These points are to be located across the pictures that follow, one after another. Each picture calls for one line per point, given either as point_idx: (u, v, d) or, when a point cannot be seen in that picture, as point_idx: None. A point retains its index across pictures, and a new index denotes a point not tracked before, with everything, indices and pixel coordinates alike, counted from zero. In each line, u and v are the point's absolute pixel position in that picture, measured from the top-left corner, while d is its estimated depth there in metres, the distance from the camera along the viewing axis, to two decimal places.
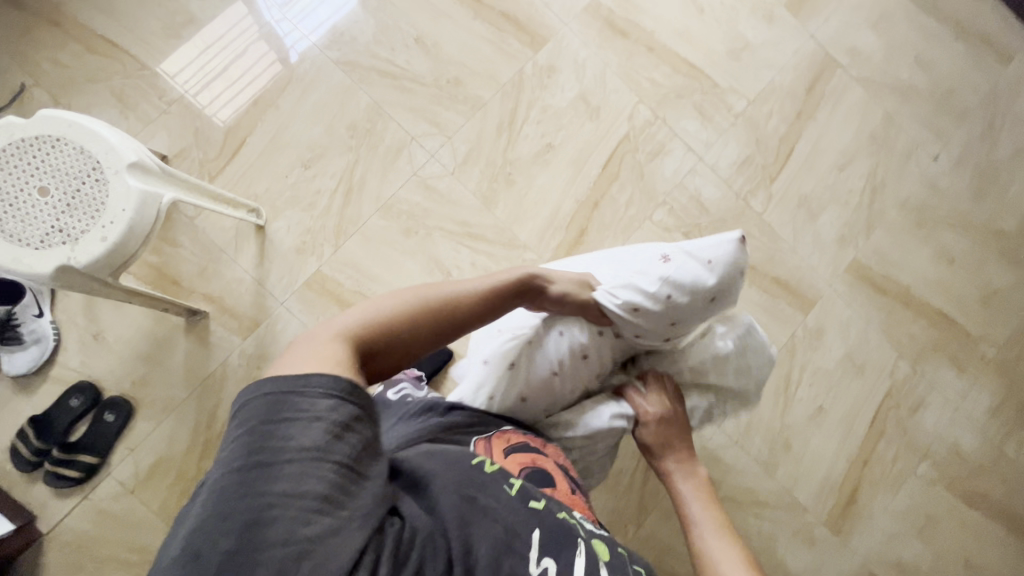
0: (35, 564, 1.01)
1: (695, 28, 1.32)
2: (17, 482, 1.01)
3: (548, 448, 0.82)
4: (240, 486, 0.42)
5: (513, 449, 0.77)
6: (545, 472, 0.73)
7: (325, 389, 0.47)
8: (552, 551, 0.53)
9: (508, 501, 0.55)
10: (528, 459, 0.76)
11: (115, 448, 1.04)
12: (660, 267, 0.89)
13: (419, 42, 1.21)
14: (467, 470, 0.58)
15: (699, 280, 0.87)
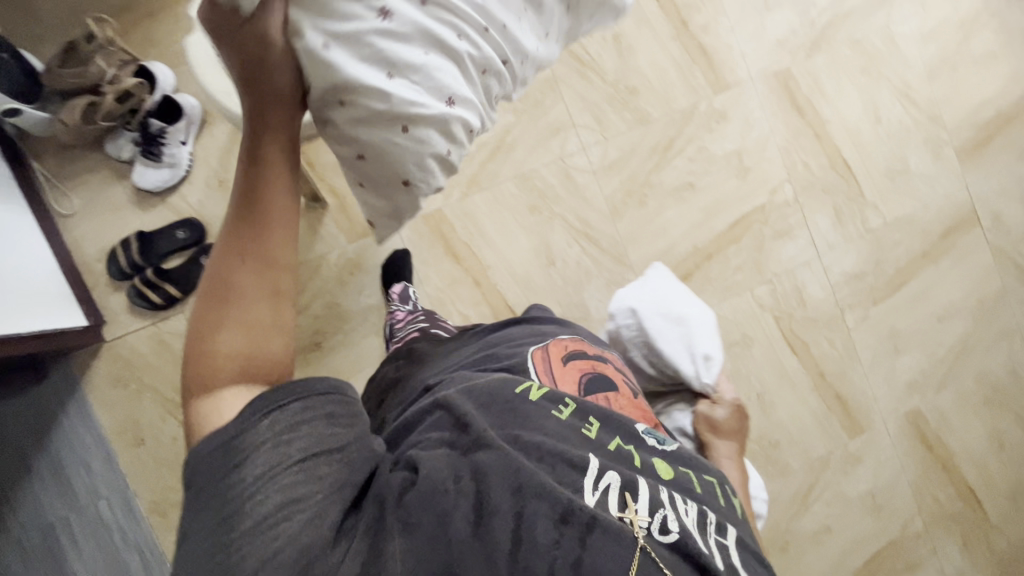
0: (84, 365, 1.03)
1: (866, 134, 1.32)
2: (99, 285, 1.03)
3: (607, 355, 0.87)
4: (218, 541, 0.45)
5: (572, 355, 0.81)
6: (605, 377, 0.79)
7: (257, 413, 0.48)
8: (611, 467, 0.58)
9: (552, 431, 0.60)
10: (587, 364, 0.81)
11: (197, 290, 1.07)
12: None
13: (616, 39, 1.21)
14: (509, 402, 0.64)
15: None
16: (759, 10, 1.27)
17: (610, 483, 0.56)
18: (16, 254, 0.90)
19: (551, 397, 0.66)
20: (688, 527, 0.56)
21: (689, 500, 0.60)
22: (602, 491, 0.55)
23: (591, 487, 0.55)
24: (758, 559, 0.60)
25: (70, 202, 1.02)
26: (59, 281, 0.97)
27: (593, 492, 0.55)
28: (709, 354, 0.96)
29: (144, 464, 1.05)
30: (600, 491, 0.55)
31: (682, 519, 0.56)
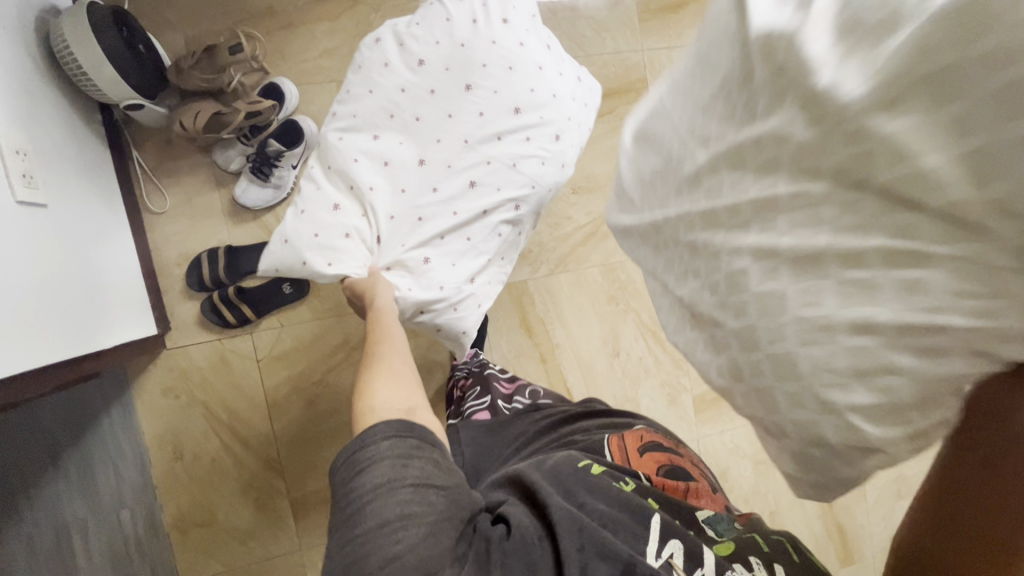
0: (141, 367, 1.00)
1: None
2: (174, 290, 0.99)
3: (681, 448, 0.78)
4: (342, 535, 0.49)
5: (647, 447, 0.74)
6: (682, 471, 0.71)
7: (382, 434, 0.53)
8: (676, 535, 0.56)
9: (613, 493, 0.59)
10: (664, 456, 0.73)
11: (268, 316, 1.03)
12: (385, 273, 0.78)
13: None
14: (573, 471, 0.62)
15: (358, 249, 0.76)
16: None
17: (674, 553, 0.54)
18: (112, 257, 0.86)
19: (611, 472, 0.64)
20: None
21: (756, 560, 0.57)
22: (667, 560, 0.54)
23: (655, 555, 0.54)
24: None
25: (162, 199, 0.98)
26: (140, 284, 0.93)
27: (657, 558, 0.53)
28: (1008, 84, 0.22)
29: (179, 478, 1.03)
30: (665, 558, 0.54)
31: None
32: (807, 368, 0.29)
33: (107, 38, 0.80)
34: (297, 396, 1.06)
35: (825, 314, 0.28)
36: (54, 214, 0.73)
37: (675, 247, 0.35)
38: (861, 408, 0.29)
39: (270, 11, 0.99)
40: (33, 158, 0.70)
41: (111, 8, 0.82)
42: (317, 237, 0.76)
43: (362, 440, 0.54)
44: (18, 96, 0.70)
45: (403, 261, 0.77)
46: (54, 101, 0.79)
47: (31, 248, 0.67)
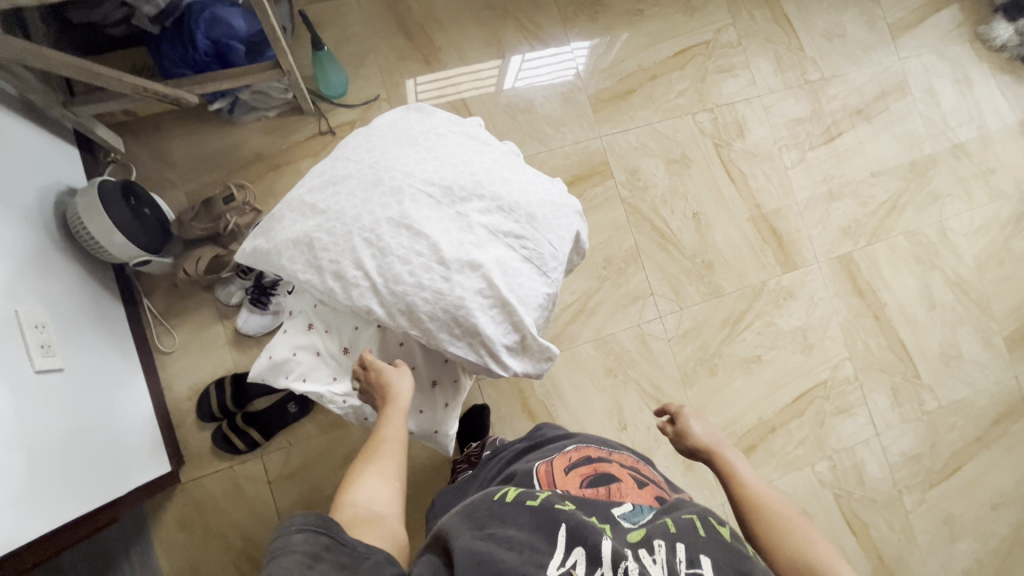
0: (158, 504, 1.02)
1: (922, 318, 1.39)
2: (187, 423, 1.04)
3: (614, 454, 0.77)
4: None
5: (573, 465, 0.73)
6: (609, 475, 0.70)
7: (300, 525, 0.48)
8: (579, 541, 0.53)
9: (522, 519, 0.56)
10: (589, 468, 0.72)
11: (276, 436, 1.07)
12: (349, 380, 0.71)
13: (696, 217, 1.30)
14: (486, 508, 0.59)
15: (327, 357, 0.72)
16: (826, 199, 1.37)
17: (577, 560, 0.52)
18: (126, 404, 0.91)
19: (527, 493, 0.61)
20: None
21: (661, 542, 0.55)
22: (569, 568, 0.51)
23: (557, 565, 0.51)
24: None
25: (171, 338, 1.05)
26: (153, 425, 0.98)
27: (558, 567, 0.51)
28: (579, 233, 0.77)
29: None
30: (566, 568, 0.51)
31: (646, 568, 0.51)
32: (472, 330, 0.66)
33: (116, 210, 0.90)
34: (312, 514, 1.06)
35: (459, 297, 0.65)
36: (71, 374, 0.80)
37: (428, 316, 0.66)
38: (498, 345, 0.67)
39: (259, 156, 1.11)
40: (51, 329, 0.78)
41: (118, 183, 0.93)
42: (294, 354, 0.71)
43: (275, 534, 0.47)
44: (37, 273, 0.79)
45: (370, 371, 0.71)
46: (72, 272, 0.89)
47: (51, 411, 0.73)
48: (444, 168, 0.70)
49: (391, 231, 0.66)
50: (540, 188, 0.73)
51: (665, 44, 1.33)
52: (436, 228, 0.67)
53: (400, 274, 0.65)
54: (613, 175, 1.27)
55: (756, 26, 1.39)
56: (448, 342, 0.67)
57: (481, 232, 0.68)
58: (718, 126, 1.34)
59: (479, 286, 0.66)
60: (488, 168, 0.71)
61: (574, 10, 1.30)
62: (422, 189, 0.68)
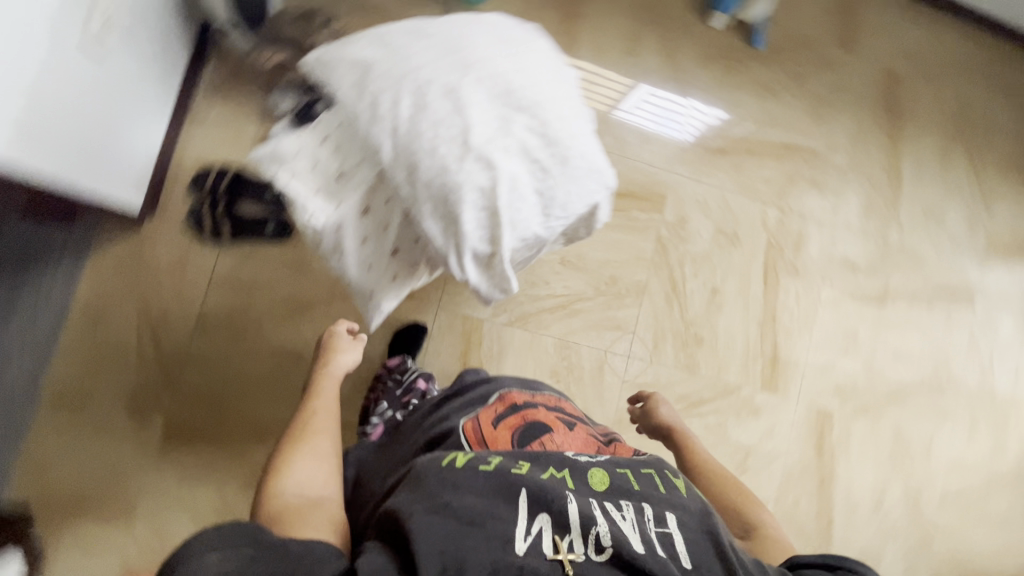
0: (109, 238, 1.05)
1: (862, 512, 1.33)
2: (177, 186, 1.08)
3: (537, 397, 0.83)
4: None
5: (501, 415, 0.77)
6: (537, 426, 0.76)
7: (210, 544, 0.45)
8: (545, 508, 0.53)
9: (478, 486, 0.54)
10: (515, 418, 0.76)
11: (241, 244, 1.09)
12: (324, 205, 0.72)
13: (712, 292, 1.28)
14: (435, 470, 0.55)
15: (321, 173, 0.73)
16: (839, 350, 1.34)
17: (544, 526, 0.52)
18: (135, 136, 0.94)
19: (477, 457, 0.58)
20: (626, 535, 0.52)
21: (629, 502, 0.57)
22: (538, 536, 0.51)
23: (523, 534, 0.51)
24: (703, 530, 0.56)
25: (208, 111, 1.09)
26: (146, 170, 1.01)
27: (525, 539, 0.50)
28: (598, 207, 0.77)
29: (83, 348, 1.03)
30: (534, 537, 0.51)
31: (615, 526, 0.53)
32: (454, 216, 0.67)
33: None
34: (230, 327, 1.08)
35: (460, 181, 0.66)
36: (109, 75, 0.83)
37: (425, 182, 0.67)
38: (467, 244, 0.67)
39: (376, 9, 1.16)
40: (116, 26, 0.81)
41: None
42: (296, 155, 0.73)
43: (180, 560, 0.44)
44: None
45: (348, 207, 0.71)
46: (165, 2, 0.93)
47: (77, 91, 0.77)
48: (516, 75, 0.71)
49: (439, 95, 0.68)
50: (588, 143, 0.74)
51: (776, 130, 1.33)
52: (479, 115, 0.68)
53: (423, 133, 0.67)
54: (663, 212, 1.27)
55: (867, 165, 1.37)
56: (430, 215, 0.67)
57: (514, 144, 0.69)
58: (781, 228, 1.32)
59: (483, 185, 0.67)
60: (553, 98, 0.72)
61: (715, 54, 1.32)
62: (487, 80, 0.70)
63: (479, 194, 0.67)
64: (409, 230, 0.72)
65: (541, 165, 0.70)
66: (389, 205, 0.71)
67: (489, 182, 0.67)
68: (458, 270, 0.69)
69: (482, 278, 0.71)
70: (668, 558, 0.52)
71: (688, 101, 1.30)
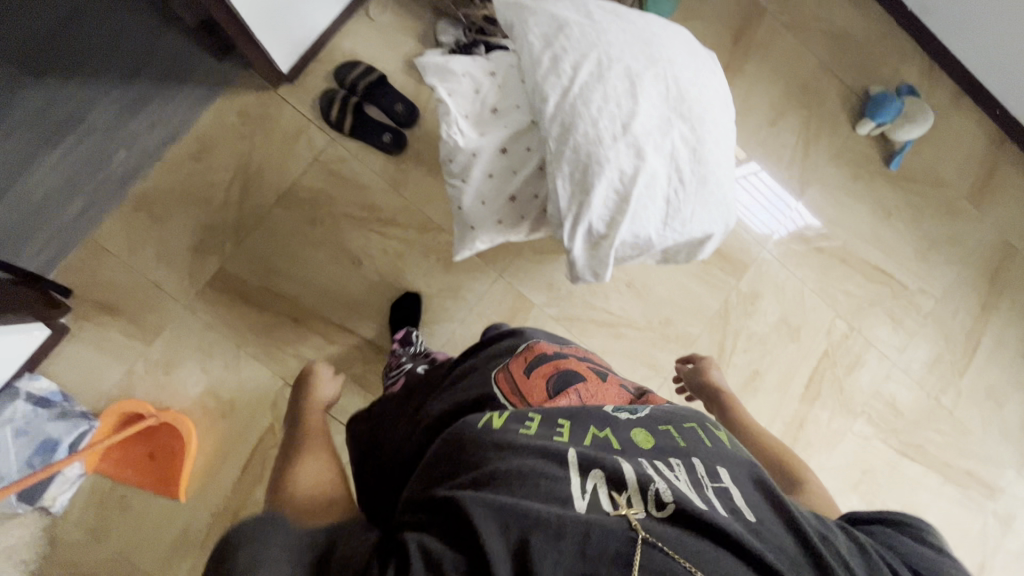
0: (245, 83, 1.10)
1: None
2: (323, 65, 1.12)
3: (565, 347, 0.77)
4: None
5: (533, 363, 0.69)
6: (572, 375, 0.68)
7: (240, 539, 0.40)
8: (596, 463, 0.46)
9: (520, 445, 0.47)
10: (548, 366, 0.68)
11: (354, 141, 1.13)
12: (469, 130, 0.74)
13: (754, 375, 1.26)
14: (471, 436, 0.50)
15: (477, 102, 0.76)
16: (851, 486, 1.30)
17: (599, 483, 0.45)
18: (316, 3, 1.01)
19: (512, 416, 0.53)
20: (684, 490, 0.45)
21: (679, 459, 0.49)
22: (594, 493, 0.44)
23: (578, 493, 0.44)
24: (761, 488, 0.48)
25: (381, 14, 1.15)
26: (308, 40, 1.07)
27: (583, 496, 0.43)
28: (709, 239, 0.78)
29: (177, 169, 1.07)
30: (590, 493, 0.44)
31: (672, 483, 0.45)
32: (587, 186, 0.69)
33: None
34: (310, 208, 1.12)
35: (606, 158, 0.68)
36: None
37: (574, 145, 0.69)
38: (586, 216, 0.69)
39: None
40: None
41: None
42: (462, 75, 0.77)
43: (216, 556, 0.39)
44: None
45: (489, 140, 0.74)
46: None
47: None
48: (692, 87, 0.74)
49: (618, 75, 0.71)
50: (728, 176, 0.75)
51: (877, 253, 1.33)
52: (645, 107, 0.71)
53: (591, 100, 0.69)
54: (739, 280, 1.27)
55: (949, 322, 1.35)
56: (565, 176, 0.69)
57: (666, 146, 0.71)
58: (842, 344, 1.31)
59: (625, 170, 0.69)
60: (715, 123, 0.74)
61: (848, 158, 1.32)
62: (664, 79, 0.72)
63: (618, 177, 0.69)
64: (534, 185, 0.75)
65: (681, 175, 0.71)
66: (527, 154, 0.73)
67: (631, 169, 0.69)
68: (566, 238, 0.71)
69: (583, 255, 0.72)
70: (731, 515, 0.44)
71: (794, 202, 1.30)
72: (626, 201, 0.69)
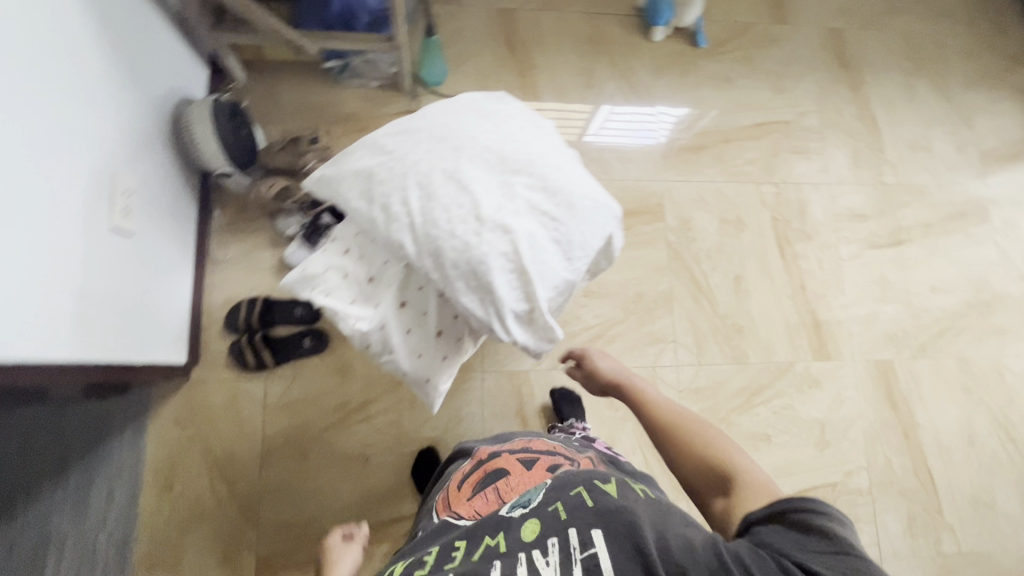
0: (162, 395, 1.09)
1: (956, 452, 1.29)
2: (212, 329, 1.12)
3: (506, 444, 0.84)
4: None
5: (469, 476, 0.78)
6: (499, 473, 0.76)
7: None
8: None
9: None
10: (477, 475, 0.77)
11: (285, 366, 1.13)
12: (363, 310, 0.75)
13: (737, 280, 1.29)
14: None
15: (352, 283, 0.77)
16: (877, 300, 1.33)
17: None
18: (169, 292, 1.01)
19: (418, 557, 0.61)
20: None
21: (554, 539, 0.56)
22: None
23: None
24: (630, 534, 0.54)
25: (225, 252, 1.15)
26: (184, 322, 1.06)
27: None
28: (613, 237, 0.81)
29: (160, 510, 1.05)
30: None
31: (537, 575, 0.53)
32: (488, 284, 0.70)
33: (221, 124, 1.04)
34: (292, 448, 1.10)
35: (484, 253, 0.70)
36: (138, 242, 0.90)
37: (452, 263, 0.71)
38: (507, 307, 0.71)
39: (353, 117, 1.24)
40: (134, 198, 0.88)
41: (230, 104, 1.07)
42: (325, 271, 0.77)
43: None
44: (140, 153, 0.91)
45: (384, 306, 0.75)
46: (170, 166, 1.01)
47: (112, 264, 0.83)
48: (505, 142, 0.76)
49: (442, 181, 0.73)
50: (586, 182, 0.78)
51: (746, 113, 1.39)
52: (485, 187, 0.73)
53: (438, 218, 0.71)
54: (665, 219, 1.30)
55: (840, 119, 1.42)
56: (465, 293, 0.70)
57: (523, 204, 0.73)
58: (780, 201, 1.35)
59: (506, 251, 0.71)
60: (543, 153, 0.77)
61: (666, 62, 1.38)
62: (480, 155, 0.75)
63: (506, 260, 0.71)
64: (447, 309, 0.76)
65: (551, 216, 0.74)
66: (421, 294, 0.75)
67: (510, 246, 0.71)
68: (505, 332, 0.72)
69: (528, 334, 0.73)
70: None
71: (653, 109, 1.36)
72: (527, 273, 0.71)
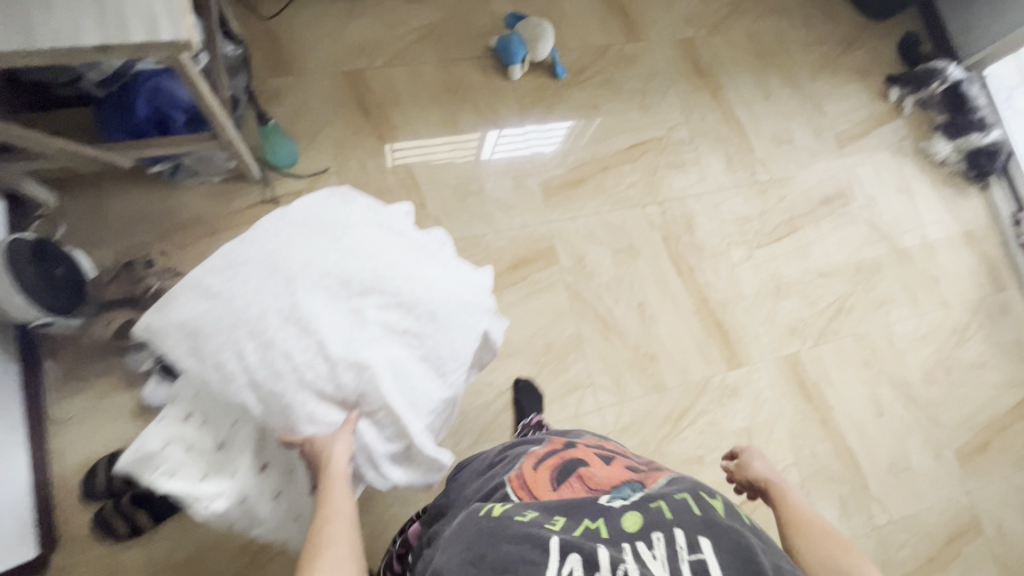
0: None
1: (871, 426, 1.35)
2: (69, 503, 0.95)
3: (578, 440, 0.81)
4: None
5: (541, 460, 0.73)
6: (579, 463, 0.72)
7: None
8: (576, 549, 0.53)
9: (512, 536, 0.56)
10: (554, 460, 0.73)
11: (168, 522, 0.98)
12: (219, 485, 0.65)
13: (640, 308, 1.28)
14: (471, 531, 0.59)
15: (201, 454, 0.66)
16: (773, 297, 1.37)
17: (574, 568, 0.52)
18: None
19: (513, 508, 0.62)
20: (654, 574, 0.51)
21: (659, 533, 0.55)
22: None
23: None
24: (738, 553, 0.54)
25: (69, 407, 0.98)
26: (26, 508, 0.90)
27: None
28: (489, 332, 0.75)
29: None
30: None
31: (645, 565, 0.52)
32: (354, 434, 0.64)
33: (23, 271, 0.87)
34: None
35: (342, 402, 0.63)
36: None
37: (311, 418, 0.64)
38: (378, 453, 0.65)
39: (198, 220, 1.11)
40: None
41: (33, 241, 0.91)
42: (163, 447, 0.66)
43: None
44: None
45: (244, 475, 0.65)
46: None
47: None
48: (347, 261, 0.67)
49: (281, 326, 0.63)
50: (448, 283, 0.71)
51: (618, 138, 1.38)
52: (331, 323, 0.64)
53: (282, 373, 0.62)
54: (559, 261, 1.27)
55: (707, 126, 1.44)
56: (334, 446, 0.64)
57: (380, 331, 0.66)
58: (667, 219, 1.35)
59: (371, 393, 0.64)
60: (393, 262, 0.69)
61: (531, 99, 1.34)
62: (321, 282, 0.65)
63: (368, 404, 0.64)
64: None
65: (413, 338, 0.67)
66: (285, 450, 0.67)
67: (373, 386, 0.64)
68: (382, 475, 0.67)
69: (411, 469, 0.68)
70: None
71: (526, 129, 1.32)
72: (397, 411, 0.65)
